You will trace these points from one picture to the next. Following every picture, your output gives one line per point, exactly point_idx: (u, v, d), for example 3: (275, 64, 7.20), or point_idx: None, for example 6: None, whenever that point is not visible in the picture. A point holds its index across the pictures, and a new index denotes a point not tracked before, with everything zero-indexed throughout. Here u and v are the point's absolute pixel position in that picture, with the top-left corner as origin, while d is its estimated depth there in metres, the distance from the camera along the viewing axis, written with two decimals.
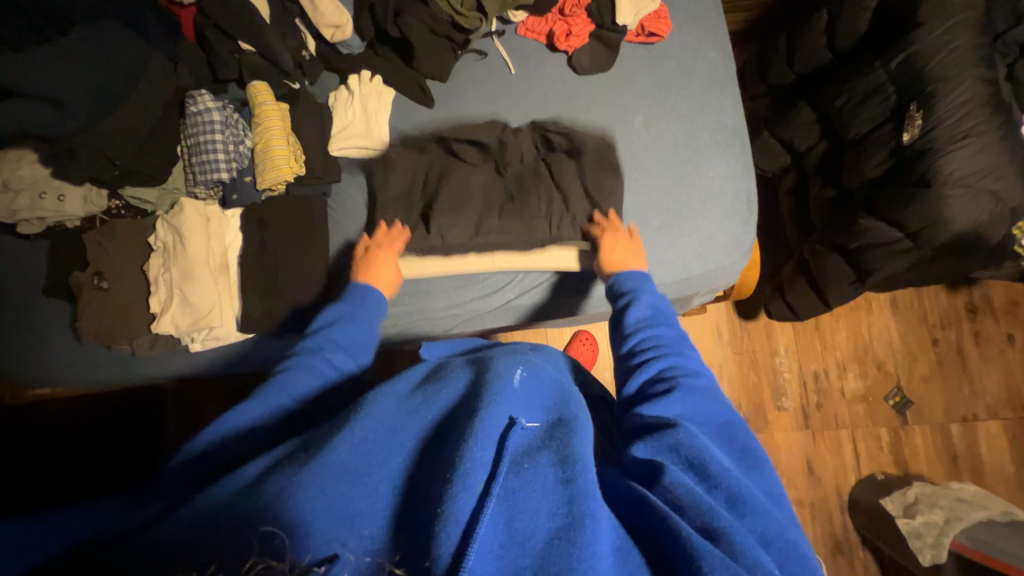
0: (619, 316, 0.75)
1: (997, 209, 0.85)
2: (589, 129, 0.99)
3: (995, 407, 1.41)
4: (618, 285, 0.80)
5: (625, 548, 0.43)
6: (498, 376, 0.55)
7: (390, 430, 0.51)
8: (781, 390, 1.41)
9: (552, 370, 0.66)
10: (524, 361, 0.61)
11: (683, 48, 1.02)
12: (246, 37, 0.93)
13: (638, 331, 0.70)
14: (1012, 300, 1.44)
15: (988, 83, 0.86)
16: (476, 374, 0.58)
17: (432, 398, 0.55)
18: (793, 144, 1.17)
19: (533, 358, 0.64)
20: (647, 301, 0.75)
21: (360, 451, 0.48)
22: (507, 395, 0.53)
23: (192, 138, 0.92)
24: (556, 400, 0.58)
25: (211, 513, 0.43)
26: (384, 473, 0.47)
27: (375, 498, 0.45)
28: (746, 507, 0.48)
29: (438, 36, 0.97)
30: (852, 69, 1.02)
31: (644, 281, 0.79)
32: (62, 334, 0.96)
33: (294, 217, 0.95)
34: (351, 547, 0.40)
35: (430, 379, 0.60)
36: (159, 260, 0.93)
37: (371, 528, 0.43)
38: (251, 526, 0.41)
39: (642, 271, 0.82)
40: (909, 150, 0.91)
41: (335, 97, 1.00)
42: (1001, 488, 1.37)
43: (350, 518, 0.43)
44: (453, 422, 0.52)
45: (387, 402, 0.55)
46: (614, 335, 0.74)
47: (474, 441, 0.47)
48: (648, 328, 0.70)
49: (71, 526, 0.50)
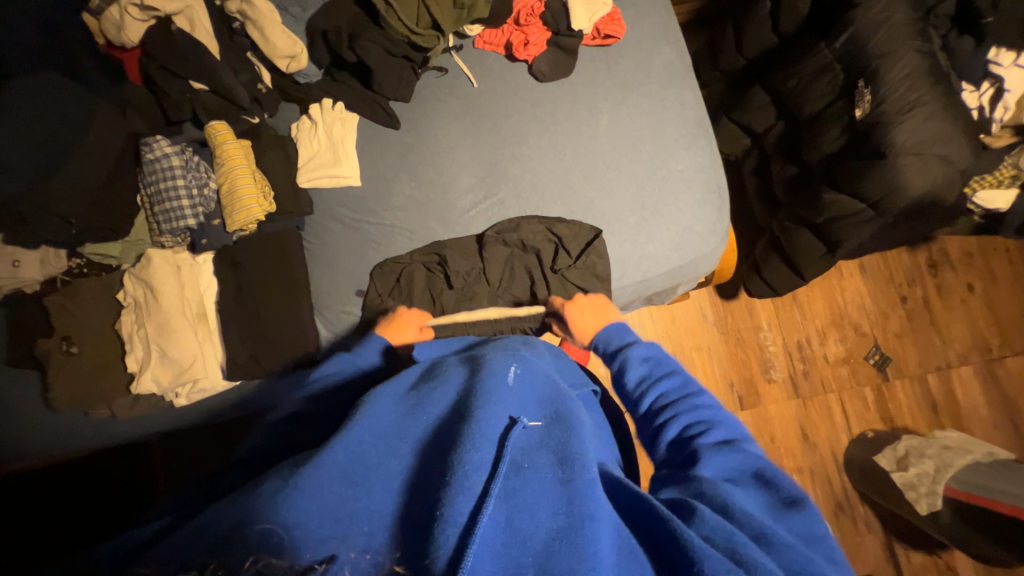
0: (618, 383, 0.71)
1: (949, 171, 0.90)
2: (558, 134, 1.00)
3: (965, 354, 1.49)
4: (602, 347, 0.77)
5: (627, 547, 0.44)
6: (492, 374, 0.57)
7: (387, 432, 0.52)
8: (768, 363, 1.45)
9: (546, 366, 0.68)
10: (517, 357, 0.63)
11: (638, 45, 1.04)
12: (199, 76, 0.90)
13: (642, 393, 0.67)
14: (968, 250, 1.53)
15: (926, 55, 0.91)
16: (470, 373, 0.59)
17: (427, 399, 0.56)
18: (752, 127, 1.21)
19: (525, 355, 0.66)
20: (637, 350, 0.71)
21: (356, 451, 0.48)
22: (501, 395, 0.54)
23: (153, 186, 0.89)
24: (551, 395, 0.60)
25: (204, 523, 0.42)
26: (381, 477, 0.47)
27: (372, 500, 0.45)
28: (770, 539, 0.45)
29: (395, 56, 0.96)
30: (799, 50, 1.06)
31: (627, 333, 0.76)
32: (31, 405, 0.91)
33: (273, 256, 0.93)
34: (350, 545, 0.41)
35: (424, 378, 0.62)
36: (131, 316, 0.90)
37: (369, 527, 0.43)
38: (246, 526, 0.40)
39: (619, 322, 0.79)
40: (861, 124, 0.95)
41: (297, 127, 0.99)
42: (980, 429, 1.45)
43: (348, 519, 0.43)
44: (451, 421, 0.52)
45: (384, 402, 0.56)
46: (622, 403, 0.71)
47: (473, 442, 0.47)
48: (651, 387, 0.66)
49: None
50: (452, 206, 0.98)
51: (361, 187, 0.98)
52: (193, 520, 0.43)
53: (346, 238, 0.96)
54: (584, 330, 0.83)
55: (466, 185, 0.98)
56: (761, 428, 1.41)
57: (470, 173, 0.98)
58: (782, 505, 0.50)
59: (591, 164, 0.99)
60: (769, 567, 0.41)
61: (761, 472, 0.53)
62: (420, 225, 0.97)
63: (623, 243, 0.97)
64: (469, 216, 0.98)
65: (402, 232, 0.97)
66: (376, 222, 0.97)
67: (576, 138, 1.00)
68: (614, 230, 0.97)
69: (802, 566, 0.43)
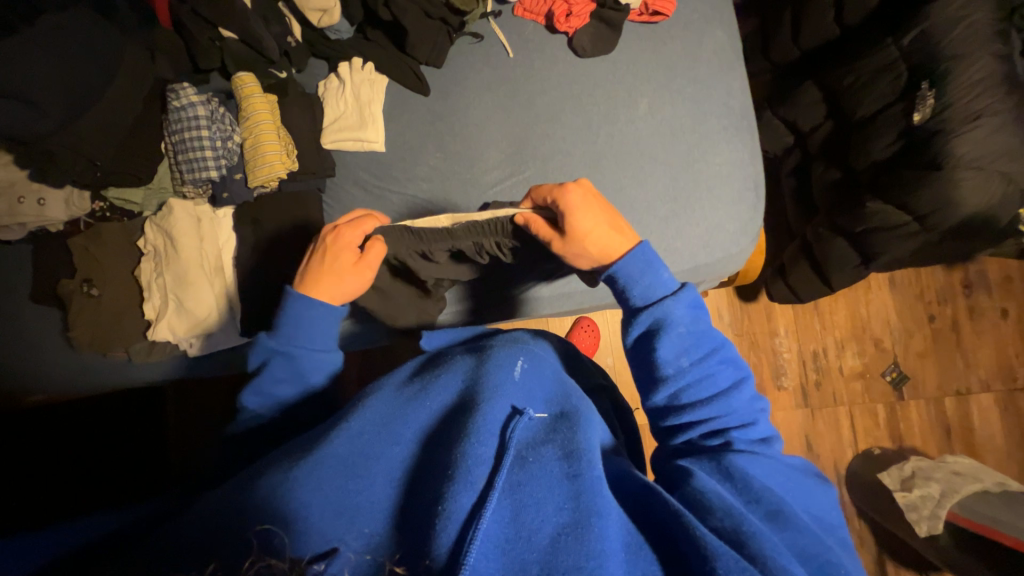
0: (647, 350, 0.62)
1: (1008, 189, 0.84)
2: (592, 115, 0.95)
3: (988, 380, 1.44)
4: (629, 294, 0.64)
5: (636, 545, 0.45)
6: (499, 367, 0.60)
7: (389, 420, 0.54)
8: (781, 370, 1.42)
9: (552, 362, 0.71)
10: (523, 355, 0.66)
11: (688, 26, 0.98)
12: (229, 24, 0.86)
13: (681, 368, 0.60)
14: (1008, 274, 1.46)
15: (1004, 61, 0.83)
16: (475, 364, 0.62)
17: (429, 386, 0.59)
18: (797, 124, 1.15)
19: (534, 352, 0.69)
20: (679, 311, 0.61)
21: (357, 443, 0.50)
22: (506, 389, 0.57)
23: (178, 134, 0.88)
24: (557, 395, 0.62)
25: (216, 513, 0.42)
26: (384, 467, 0.49)
27: (373, 492, 0.46)
28: (788, 519, 0.48)
29: (431, 18, 0.91)
30: (861, 45, 0.99)
31: (659, 279, 0.63)
32: (54, 342, 0.94)
33: (290, 216, 0.92)
34: (350, 545, 0.41)
35: (427, 368, 0.65)
36: (150, 264, 0.91)
37: (371, 524, 0.44)
38: (250, 522, 0.41)
39: (652, 255, 0.65)
40: (918, 131, 0.89)
41: (325, 85, 0.96)
42: (991, 457, 1.41)
43: (349, 513, 0.44)
44: (455, 413, 0.55)
45: (387, 392, 0.59)
46: (642, 367, 0.63)
47: (476, 436, 0.49)
48: (692, 365, 0.60)
49: (82, 530, 0.49)
50: (476, 181, 0.95)
51: (385, 154, 0.96)
52: (196, 510, 0.44)
53: (365, 206, 0.95)
54: (582, 231, 0.67)
55: (492, 160, 0.95)
56: None
57: (497, 148, 0.95)
58: (801, 489, 0.55)
59: (625, 150, 0.95)
60: (780, 556, 0.43)
61: (784, 460, 0.57)
62: (442, 198, 0.94)
63: (650, 234, 0.93)
64: (492, 193, 0.94)
65: (424, 202, 0.94)
66: (399, 190, 0.95)
67: (610, 120, 0.95)
68: (642, 221, 0.93)
69: (811, 548, 0.47)
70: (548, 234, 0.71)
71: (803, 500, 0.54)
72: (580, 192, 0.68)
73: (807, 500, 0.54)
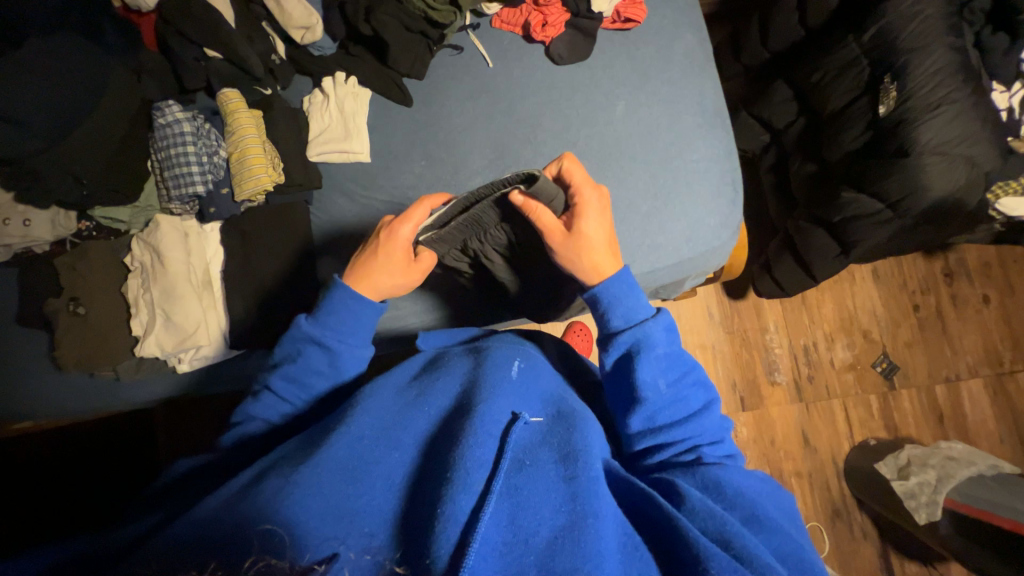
0: (620, 376, 0.62)
1: (973, 173, 0.88)
2: (572, 119, 0.98)
3: (976, 366, 1.46)
4: (606, 316, 0.64)
5: (632, 546, 0.46)
6: (496, 367, 0.60)
7: (388, 425, 0.53)
8: (773, 365, 1.43)
9: (548, 364, 0.72)
10: (522, 355, 0.66)
11: (659, 31, 1.02)
12: (215, 44, 0.89)
13: (656, 389, 0.60)
14: (986, 261, 1.49)
15: (957, 52, 0.87)
16: (473, 365, 0.62)
17: (428, 389, 0.59)
18: (771, 122, 1.18)
19: (528, 351, 0.69)
20: (656, 333, 0.62)
21: (357, 447, 0.49)
22: (504, 391, 0.56)
23: (164, 151, 0.89)
24: (553, 396, 0.62)
25: (209, 519, 0.42)
26: (383, 473, 0.48)
27: (373, 496, 0.45)
28: (761, 523, 0.50)
29: (411, 32, 0.95)
30: (827, 43, 1.03)
31: (637, 307, 0.63)
32: (38, 365, 0.92)
33: (275, 228, 0.93)
34: (350, 546, 0.40)
35: (427, 370, 0.64)
36: (136, 280, 0.91)
37: (371, 526, 0.43)
38: (250, 523, 0.40)
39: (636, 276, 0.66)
40: (884, 123, 0.92)
41: (309, 100, 0.98)
42: (986, 443, 1.42)
43: (349, 516, 0.43)
44: (453, 417, 0.54)
45: (385, 396, 0.58)
46: (617, 388, 0.63)
47: (474, 439, 0.48)
48: (670, 387, 0.60)
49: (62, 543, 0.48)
50: (463, 184, 0.96)
51: (371, 164, 0.97)
52: (182, 520, 0.42)
53: (352, 216, 0.96)
54: (589, 235, 0.66)
55: (476, 166, 0.97)
56: (761, 429, 1.40)
57: (481, 155, 0.97)
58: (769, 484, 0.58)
59: (605, 150, 0.97)
60: (759, 553, 0.45)
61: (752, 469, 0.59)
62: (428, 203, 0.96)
63: (632, 231, 0.95)
64: None
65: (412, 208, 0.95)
66: (385, 199, 0.96)
67: (587, 121, 0.98)
68: (623, 221, 0.95)
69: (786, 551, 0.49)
70: (551, 225, 0.66)
71: (775, 501, 0.56)
72: (598, 200, 0.68)
73: (778, 500, 0.56)
